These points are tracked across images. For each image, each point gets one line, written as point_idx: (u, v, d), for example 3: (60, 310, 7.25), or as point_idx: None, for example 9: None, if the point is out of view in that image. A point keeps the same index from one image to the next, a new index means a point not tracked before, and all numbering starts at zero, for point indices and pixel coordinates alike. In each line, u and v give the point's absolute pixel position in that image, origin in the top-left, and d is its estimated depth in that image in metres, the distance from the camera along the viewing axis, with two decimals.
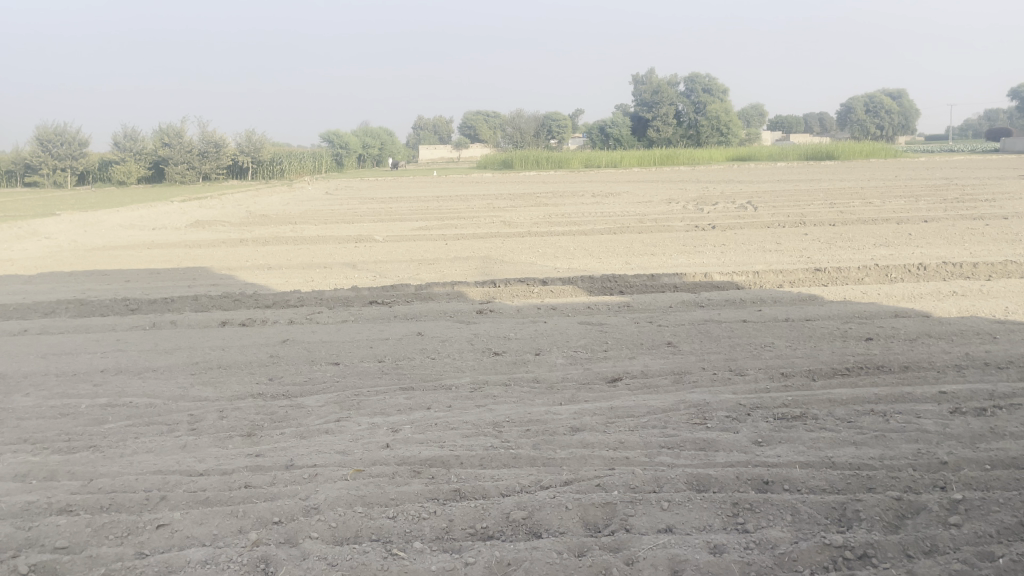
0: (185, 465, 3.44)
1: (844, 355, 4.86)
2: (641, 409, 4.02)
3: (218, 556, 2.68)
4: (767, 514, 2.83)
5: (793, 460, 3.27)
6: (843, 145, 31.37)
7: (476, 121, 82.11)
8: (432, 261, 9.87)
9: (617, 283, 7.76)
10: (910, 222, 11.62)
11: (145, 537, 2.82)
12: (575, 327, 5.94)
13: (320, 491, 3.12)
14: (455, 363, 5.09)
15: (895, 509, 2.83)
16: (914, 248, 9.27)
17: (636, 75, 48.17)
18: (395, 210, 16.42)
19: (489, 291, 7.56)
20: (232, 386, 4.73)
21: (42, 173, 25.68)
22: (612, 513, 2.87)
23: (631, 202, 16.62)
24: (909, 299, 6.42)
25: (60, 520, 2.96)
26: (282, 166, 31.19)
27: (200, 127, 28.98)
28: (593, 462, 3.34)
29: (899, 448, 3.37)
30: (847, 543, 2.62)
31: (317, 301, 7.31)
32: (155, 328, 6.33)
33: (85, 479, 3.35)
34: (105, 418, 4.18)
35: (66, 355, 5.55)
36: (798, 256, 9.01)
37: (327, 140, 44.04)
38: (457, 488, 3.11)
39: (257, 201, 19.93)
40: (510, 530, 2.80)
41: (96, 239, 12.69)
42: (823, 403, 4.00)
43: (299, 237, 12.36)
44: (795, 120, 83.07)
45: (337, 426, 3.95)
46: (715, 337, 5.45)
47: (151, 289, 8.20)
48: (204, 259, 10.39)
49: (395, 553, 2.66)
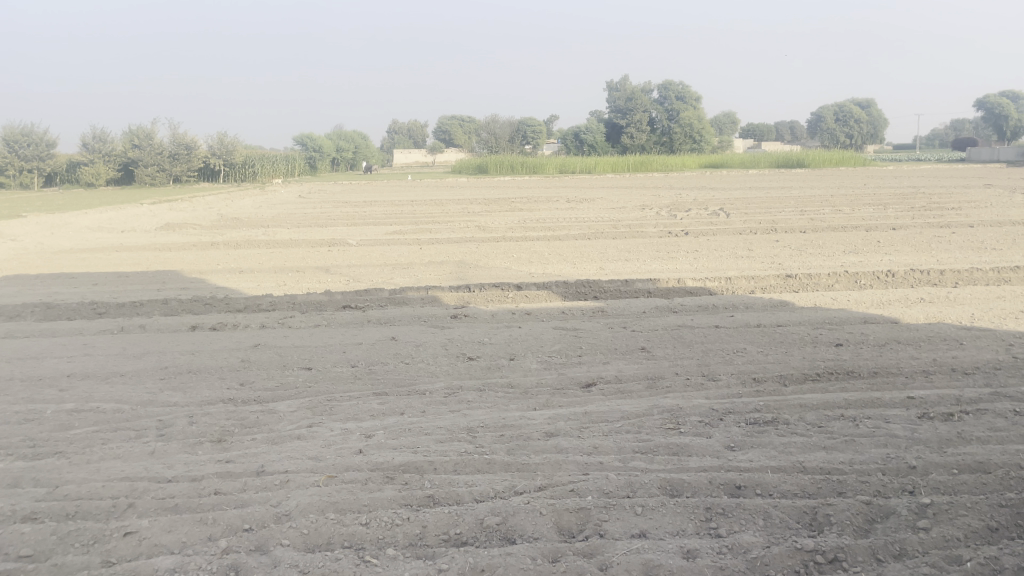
0: (153, 471, 3.39)
1: (815, 360, 4.92)
2: (615, 414, 4.03)
3: (187, 564, 2.64)
4: (740, 519, 2.85)
5: (764, 464, 3.29)
6: (813, 153, 31.77)
7: (450, 126, 82.05)
8: (406, 265, 9.83)
9: (592, 288, 7.79)
10: (879, 229, 11.79)
11: (112, 545, 2.77)
12: (549, 332, 5.95)
13: (291, 498, 3.08)
14: (430, 368, 5.07)
15: (865, 514, 2.86)
16: (882, 255, 9.41)
17: (610, 82, 48.45)
18: (369, 214, 16.37)
19: (464, 296, 7.55)
20: (202, 391, 4.66)
21: (8, 174, 25.31)
22: (586, 519, 2.87)
23: (605, 208, 16.70)
24: (878, 305, 6.52)
25: (24, 528, 2.89)
26: (254, 169, 31.00)
27: (172, 128, 28.63)
28: (568, 467, 3.34)
29: (869, 453, 3.41)
30: (818, 547, 2.64)
31: (290, 305, 7.25)
32: (124, 332, 6.23)
33: (50, 486, 3.28)
34: (71, 423, 4.11)
35: (32, 359, 5.45)
36: (769, 263, 9.10)
37: (300, 144, 43.79)
38: (431, 494, 3.09)
39: (228, 205, 19.76)
40: (484, 536, 2.79)
41: (64, 241, 12.50)
42: (795, 408, 4.04)
43: (271, 241, 12.25)
44: (767, 128, 84.00)
45: (309, 432, 3.91)
46: (688, 342, 5.48)
47: (120, 292, 8.08)
48: (174, 263, 10.25)
49: (368, 561, 2.64)
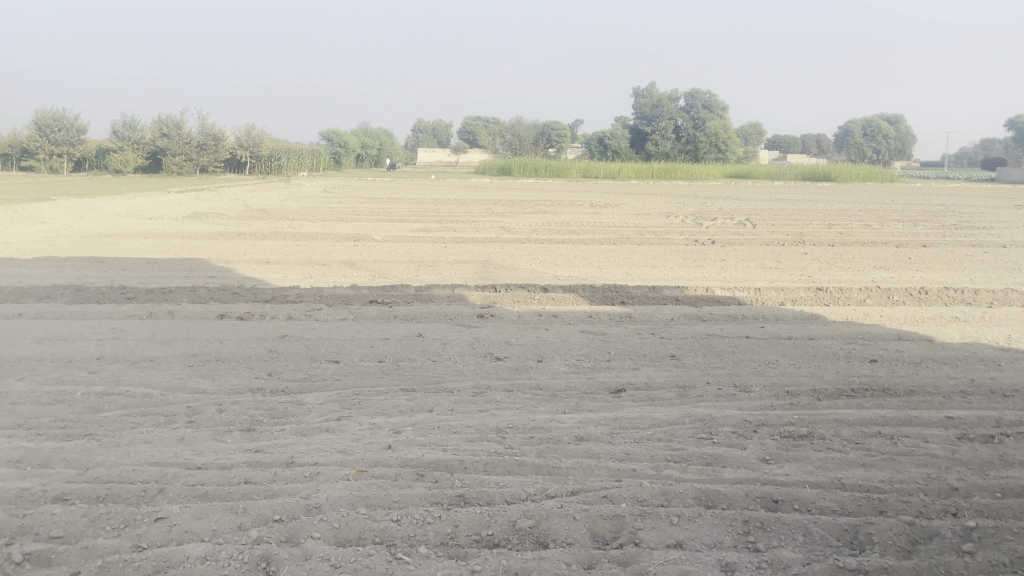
0: (183, 458, 3.38)
1: (849, 375, 4.84)
2: (646, 421, 3.98)
3: (218, 552, 2.61)
4: (779, 534, 2.79)
5: (802, 479, 3.23)
6: (841, 167, 31.45)
7: (476, 126, 82.10)
8: (432, 263, 9.82)
9: (619, 293, 7.72)
10: (910, 246, 11.64)
11: (143, 529, 2.76)
12: (576, 335, 5.90)
13: (321, 490, 3.06)
14: (457, 367, 5.04)
15: (908, 534, 2.79)
16: (914, 272, 9.28)
17: (637, 88, 48.32)
18: (394, 211, 16.40)
19: (490, 296, 7.50)
20: (230, 380, 4.66)
21: (39, 158, 25.84)
22: (620, 526, 2.82)
23: (630, 213, 16.63)
24: (911, 322, 6.42)
25: (55, 509, 2.88)
26: (280, 162, 30.80)
27: (201, 119, 28.88)
28: (600, 473, 3.29)
29: (909, 472, 3.34)
30: (860, 566, 2.58)
31: (316, 298, 7.24)
32: (153, 318, 6.25)
33: (81, 468, 3.27)
34: (101, 406, 4.11)
35: (62, 340, 5.47)
36: (799, 275, 9.00)
37: (326, 139, 43.93)
38: (462, 493, 3.05)
39: (254, 196, 19.90)
40: (516, 538, 2.75)
41: (93, 226, 12.61)
42: (830, 423, 3.96)
43: (297, 234, 12.26)
44: (793, 140, 83.54)
45: (338, 425, 3.89)
46: (718, 352, 5.42)
47: (149, 278, 8.12)
48: (201, 251, 10.31)
49: (401, 558, 2.60)
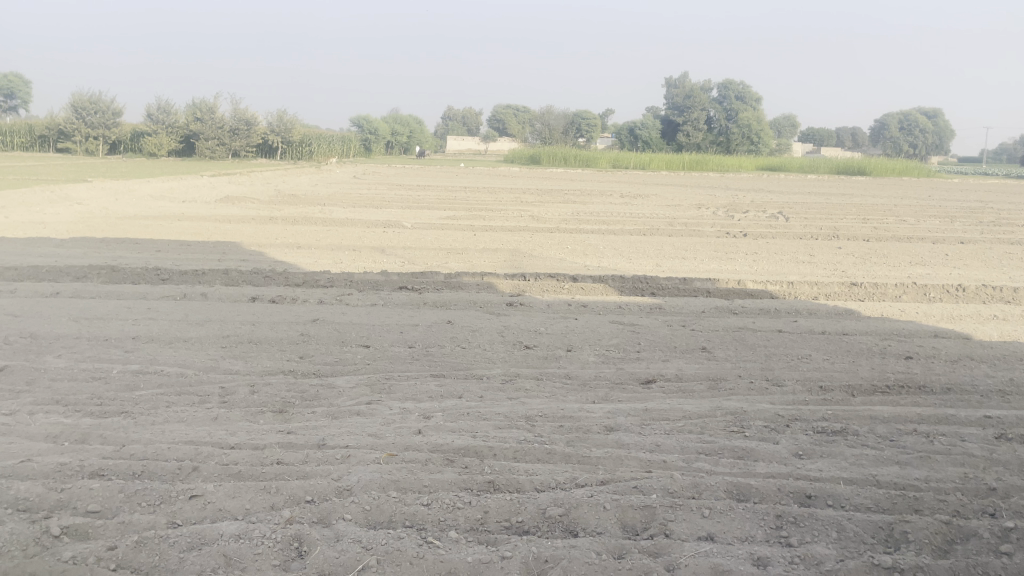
0: (217, 437, 3.42)
1: (884, 371, 4.76)
2: (677, 413, 3.95)
3: (251, 531, 2.64)
4: (812, 530, 2.76)
5: (836, 475, 3.19)
6: (876, 161, 30.94)
7: (506, 114, 81.95)
8: (461, 251, 9.83)
9: (649, 284, 7.67)
10: (947, 242, 11.43)
11: (178, 506, 2.79)
12: (606, 325, 5.87)
13: (352, 473, 3.08)
14: (487, 354, 5.04)
15: (944, 533, 2.74)
16: (951, 269, 9.11)
17: (668, 78, 47.89)
18: (424, 198, 16.46)
19: (519, 284, 7.49)
20: (262, 361, 4.71)
21: (75, 140, 26.34)
22: (651, 517, 2.80)
23: (661, 205, 16.51)
24: (948, 320, 6.30)
25: (93, 484, 2.92)
26: (311, 147, 30.96)
27: (233, 104, 29.16)
28: (630, 463, 3.28)
29: (945, 471, 3.28)
30: (895, 564, 2.54)
31: (347, 284, 7.28)
32: (187, 299, 6.33)
33: (117, 444, 3.32)
34: (137, 384, 4.17)
35: (99, 319, 5.56)
36: (832, 269, 8.88)
37: (356, 125, 44.08)
38: (492, 479, 3.05)
39: (286, 181, 20.06)
40: (546, 526, 2.74)
41: (128, 208, 12.80)
42: (864, 419, 3.91)
43: (327, 219, 12.34)
44: (827, 133, 82.36)
45: (368, 409, 3.91)
46: (750, 345, 5.36)
47: (182, 260, 8.22)
48: (234, 234, 10.43)
49: (431, 542, 2.61)
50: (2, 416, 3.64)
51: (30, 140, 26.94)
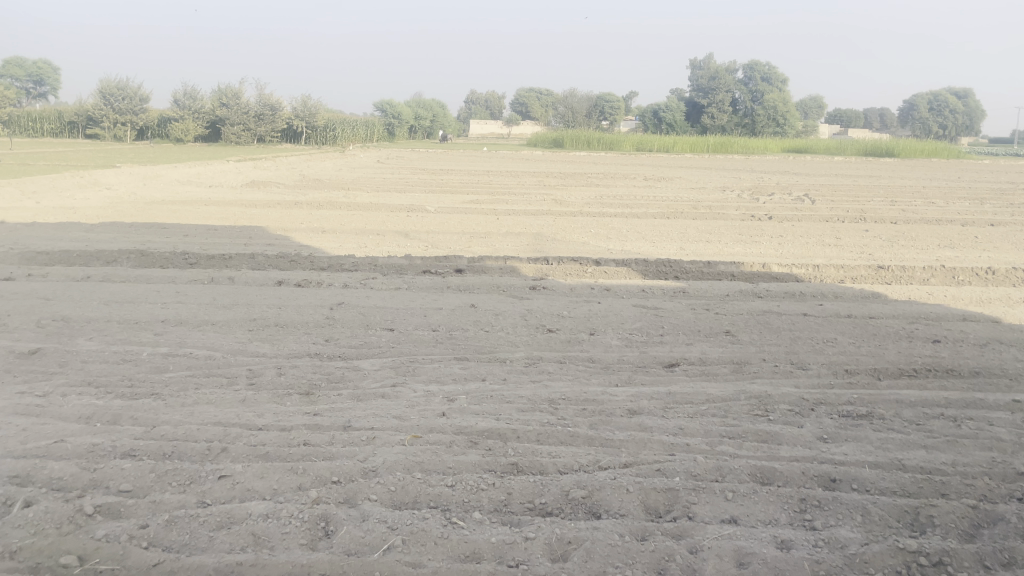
0: (244, 419, 3.47)
1: (911, 355, 4.72)
2: (701, 396, 3.95)
3: (279, 510, 2.68)
4: (836, 513, 2.75)
5: (861, 459, 3.17)
6: (905, 143, 30.43)
7: (529, 96, 81.32)
8: (484, 235, 9.84)
9: (673, 268, 7.63)
10: (976, 224, 11.25)
11: (208, 486, 2.85)
12: (629, 309, 5.86)
13: (378, 454, 3.12)
14: (510, 337, 5.06)
15: (971, 518, 2.73)
16: (980, 252, 8.97)
17: (694, 61, 47.36)
18: (447, 182, 16.47)
19: (542, 268, 7.49)
20: (288, 344, 4.76)
21: (104, 126, 26.69)
22: (674, 499, 2.81)
23: (685, 188, 16.40)
24: (977, 303, 6.22)
25: (124, 464, 2.98)
26: (335, 132, 31.09)
27: (258, 90, 29.28)
28: (653, 446, 3.28)
29: (973, 455, 3.25)
30: (921, 548, 2.53)
31: (371, 268, 7.33)
32: (214, 283, 6.41)
33: (148, 425, 3.39)
34: (166, 366, 4.24)
35: (129, 303, 5.65)
36: (859, 252, 8.78)
37: (379, 109, 44.12)
38: (516, 461, 3.07)
39: (310, 166, 20.16)
40: (569, 508, 2.76)
41: (155, 193, 12.95)
42: (890, 403, 3.88)
43: (351, 203, 12.40)
44: (855, 115, 81.13)
45: (393, 391, 3.95)
46: (774, 329, 5.33)
47: (210, 244, 8.32)
48: (259, 219, 10.52)
49: (456, 522, 2.64)
50: (36, 397, 3.73)
51: (59, 126, 27.31)
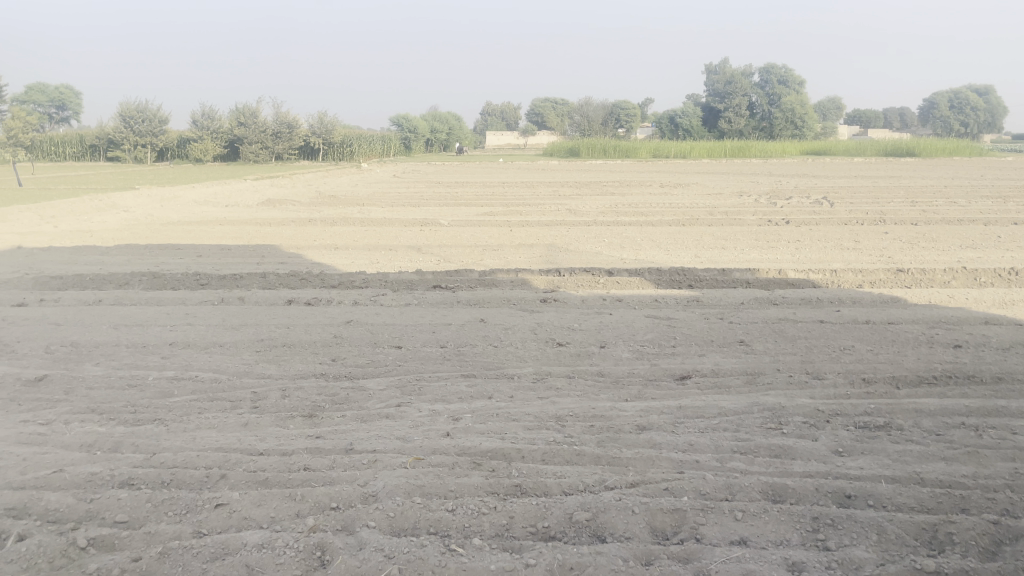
0: (245, 443, 3.42)
1: (931, 362, 4.58)
2: (713, 409, 3.85)
3: (274, 540, 2.62)
4: (851, 532, 2.65)
5: (877, 473, 3.06)
6: (926, 141, 30.02)
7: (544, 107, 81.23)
8: (497, 247, 9.76)
9: (686, 276, 7.51)
10: (999, 223, 11.02)
11: (204, 516, 2.79)
12: (641, 320, 5.76)
13: (379, 478, 3.05)
14: (518, 353, 4.97)
15: (992, 534, 2.61)
16: (1004, 252, 8.77)
17: (710, 66, 47.09)
18: (461, 195, 16.46)
19: (554, 280, 7.41)
20: (295, 365, 4.71)
21: (124, 148, 27.03)
22: (681, 520, 2.72)
23: (702, 193, 16.25)
24: (1000, 305, 6.05)
25: (121, 494, 2.94)
26: (352, 148, 31.23)
27: (275, 108, 29.48)
28: (661, 464, 3.19)
29: (995, 467, 3.13)
30: (939, 568, 2.42)
31: (382, 284, 7.28)
32: (224, 304, 6.39)
33: (148, 452, 3.35)
34: (171, 391, 4.21)
35: (138, 326, 5.64)
36: (878, 256, 8.61)
37: (395, 124, 44.29)
38: (519, 483, 3.00)
39: (326, 182, 20.25)
40: (573, 532, 2.68)
41: (171, 214, 13.02)
42: (909, 413, 3.76)
43: (365, 219, 12.39)
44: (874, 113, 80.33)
45: (397, 412, 3.88)
46: (790, 337, 5.21)
47: (223, 265, 8.33)
48: (273, 237, 10.54)
49: (454, 550, 2.56)
50: (39, 426, 3.70)
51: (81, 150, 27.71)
